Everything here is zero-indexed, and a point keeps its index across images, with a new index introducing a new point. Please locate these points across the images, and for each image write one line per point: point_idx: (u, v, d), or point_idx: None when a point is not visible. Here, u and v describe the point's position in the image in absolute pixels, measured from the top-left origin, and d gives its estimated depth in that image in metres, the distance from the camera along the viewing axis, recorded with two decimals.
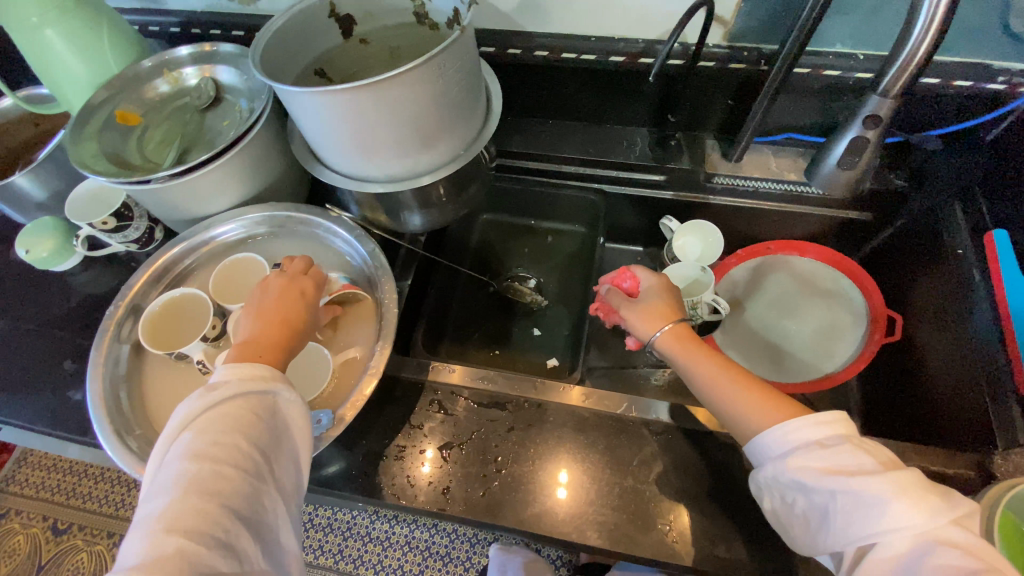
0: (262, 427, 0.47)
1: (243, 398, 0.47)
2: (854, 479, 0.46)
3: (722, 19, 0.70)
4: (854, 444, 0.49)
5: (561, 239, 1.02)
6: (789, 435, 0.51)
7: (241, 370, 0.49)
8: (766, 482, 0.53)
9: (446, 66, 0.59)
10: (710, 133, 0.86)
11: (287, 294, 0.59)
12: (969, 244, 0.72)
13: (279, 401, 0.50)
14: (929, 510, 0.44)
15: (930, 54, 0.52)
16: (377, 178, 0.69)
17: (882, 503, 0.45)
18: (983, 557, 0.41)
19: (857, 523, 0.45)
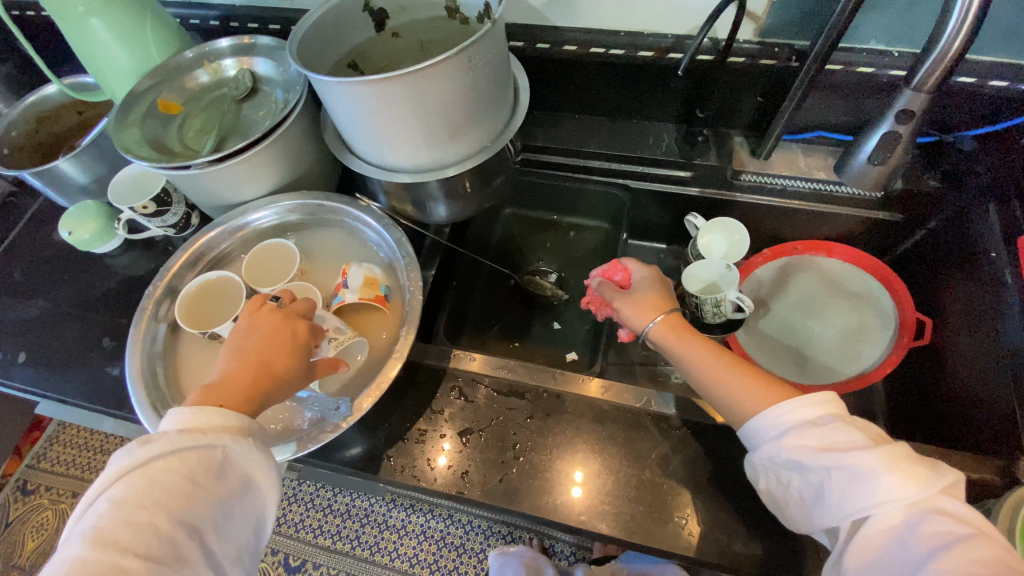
0: (197, 489, 0.46)
1: (164, 462, 0.46)
2: (848, 454, 0.47)
3: (753, 15, 0.70)
4: (845, 421, 0.50)
5: (583, 235, 1.02)
6: (783, 417, 0.52)
7: (188, 422, 0.49)
8: (762, 464, 0.53)
9: (476, 56, 0.59)
10: (737, 130, 0.86)
11: (279, 324, 0.59)
12: (1002, 248, 0.70)
13: (224, 458, 0.49)
14: (922, 482, 0.45)
15: (966, 47, 0.51)
16: (405, 168, 0.71)
17: (876, 475, 0.46)
18: (970, 521, 0.43)
19: (854, 496, 0.46)
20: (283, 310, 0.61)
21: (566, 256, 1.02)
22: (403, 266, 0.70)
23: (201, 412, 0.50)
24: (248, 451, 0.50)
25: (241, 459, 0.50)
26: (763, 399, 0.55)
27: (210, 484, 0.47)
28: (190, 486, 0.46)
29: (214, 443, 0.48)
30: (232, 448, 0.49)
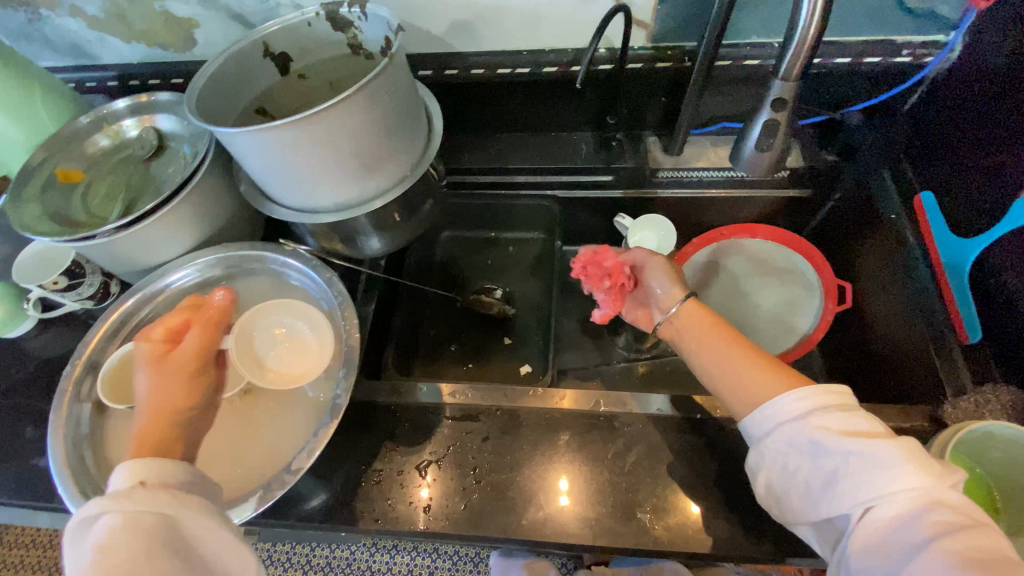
0: (158, 562, 0.41)
1: (118, 543, 0.40)
2: (869, 444, 0.46)
3: (641, 22, 0.73)
4: (853, 409, 0.49)
5: (521, 247, 1.03)
6: (782, 408, 0.51)
7: (139, 478, 0.44)
8: (768, 450, 0.51)
9: (388, 85, 0.61)
10: (650, 130, 0.89)
11: (172, 372, 0.51)
12: (900, 208, 0.79)
13: (182, 522, 0.44)
14: (933, 475, 0.44)
15: (823, 25, 0.51)
16: (328, 209, 0.70)
17: (889, 465, 0.45)
18: (974, 514, 0.43)
19: (865, 486, 0.45)
20: (149, 340, 0.53)
21: (507, 270, 1.02)
22: (336, 308, 0.69)
23: (136, 471, 0.45)
24: (199, 512, 0.45)
25: (197, 518, 0.44)
26: (767, 390, 0.53)
27: (170, 551, 0.42)
28: (150, 561, 0.40)
29: (155, 510, 0.43)
30: (181, 508, 0.44)
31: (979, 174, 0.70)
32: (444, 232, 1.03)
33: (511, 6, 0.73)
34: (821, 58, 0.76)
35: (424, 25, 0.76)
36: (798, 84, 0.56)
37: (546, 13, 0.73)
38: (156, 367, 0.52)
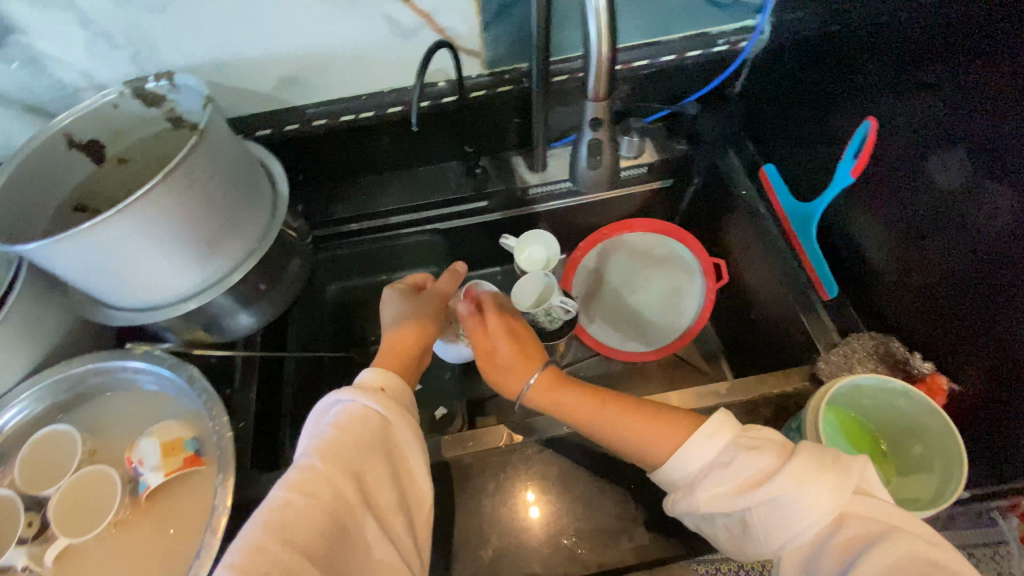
0: (362, 448, 0.51)
1: (358, 424, 0.52)
2: (767, 484, 0.48)
3: (473, 51, 0.74)
4: (743, 447, 0.51)
5: (416, 288, 0.96)
6: (688, 463, 0.53)
7: (385, 383, 0.57)
8: (682, 510, 0.53)
9: (212, 157, 0.58)
10: (514, 149, 0.90)
11: (432, 304, 0.70)
12: (749, 184, 0.84)
13: (397, 433, 0.54)
14: (830, 495, 0.47)
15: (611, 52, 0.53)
16: (172, 301, 0.64)
17: (787, 502, 0.47)
18: (875, 518, 0.46)
19: (777, 523, 0.48)
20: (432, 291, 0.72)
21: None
22: (203, 409, 0.61)
23: (377, 377, 0.57)
24: (409, 429, 0.54)
25: (403, 433, 0.54)
26: (665, 441, 0.55)
27: (375, 441, 0.52)
28: (361, 444, 0.51)
29: (383, 409, 0.54)
30: (397, 420, 0.54)
31: (807, 143, 0.77)
32: (331, 285, 0.94)
33: (337, 54, 0.71)
34: (648, 59, 0.80)
35: (250, 85, 0.72)
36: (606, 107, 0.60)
37: (374, 56, 0.72)
38: (416, 298, 0.70)
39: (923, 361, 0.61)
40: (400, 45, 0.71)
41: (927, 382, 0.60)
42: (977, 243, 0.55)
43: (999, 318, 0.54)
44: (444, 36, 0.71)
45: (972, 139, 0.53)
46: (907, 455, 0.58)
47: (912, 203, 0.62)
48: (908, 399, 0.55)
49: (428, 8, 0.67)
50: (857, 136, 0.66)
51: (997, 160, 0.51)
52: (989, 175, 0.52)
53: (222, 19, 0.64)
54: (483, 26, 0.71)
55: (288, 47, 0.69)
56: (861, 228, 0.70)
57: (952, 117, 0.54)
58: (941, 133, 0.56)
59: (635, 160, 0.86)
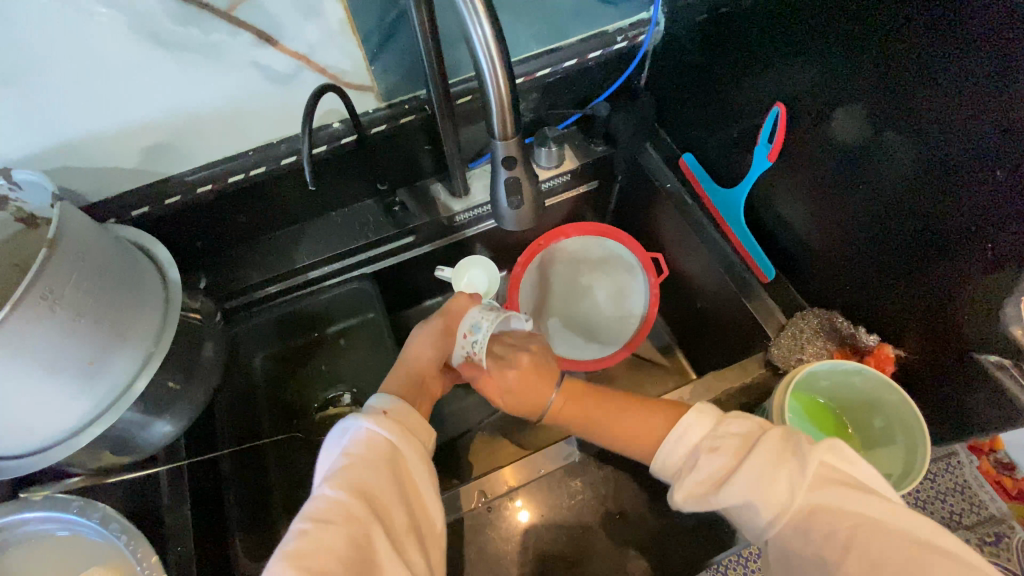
0: (378, 474, 0.46)
1: (371, 450, 0.48)
2: (729, 483, 0.47)
3: (365, 86, 0.68)
4: (709, 447, 0.50)
5: (357, 339, 0.85)
6: (670, 454, 0.52)
7: (393, 409, 0.52)
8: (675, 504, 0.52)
9: (76, 259, 0.49)
10: (430, 176, 0.84)
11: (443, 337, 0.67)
12: (672, 175, 0.84)
13: (409, 457, 0.49)
14: (788, 490, 0.44)
15: (511, 82, 0.48)
16: (59, 439, 0.54)
17: (754, 502, 0.46)
18: (851, 510, 0.42)
19: (755, 519, 0.46)
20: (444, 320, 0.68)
21: (353, 366, 0.84)
22: (123, 548, 0.53)
23: (386, 403, 0.53)
24: (418, 452, 0.50)
25: (411, 457, 0.49)
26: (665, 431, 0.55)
27: (387, 465, 0.48)
28: (372, 471, 0.46)
29: (391, 434, 0.49)
30: (408, 445, 0.50)
31: (721, 128, 0.76)
32: (259, 354, 0.81)
33: (207, 113, 0.63)
34: (551, 66, 0.77)
35: (111, 162, 0.63)
36: (517, 145, 0.53)
37: (252, 108, 0.65)
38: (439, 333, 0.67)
39: (869, 335, 0.64)
40: (280, 92, 0.64)
41: (876, 353, 0.63)
42: (894, 200, 0.56)
43: (926, 271, 0.56)
44: (327, 76, 0.65)
45: (870, 102, 0.54)
46: (868, 428, 0.59)
47: (826, 173, 0.63)
48: (862, 374, 0.57)
49: (302, 49, 0.61)
50: (769, 122, 0.66)
51: (896, 119, 0.52)
52: (893, 134, 0.53)
53: (58, 96, 0.54)
54: (368, 59, 0.65)
55: (148, 114, 0.60)
56: (785, 205, 0.70)
57: (848, 84, 0.56)
58: (842, 101, 0.57)
59: (557, 169, 0.84)
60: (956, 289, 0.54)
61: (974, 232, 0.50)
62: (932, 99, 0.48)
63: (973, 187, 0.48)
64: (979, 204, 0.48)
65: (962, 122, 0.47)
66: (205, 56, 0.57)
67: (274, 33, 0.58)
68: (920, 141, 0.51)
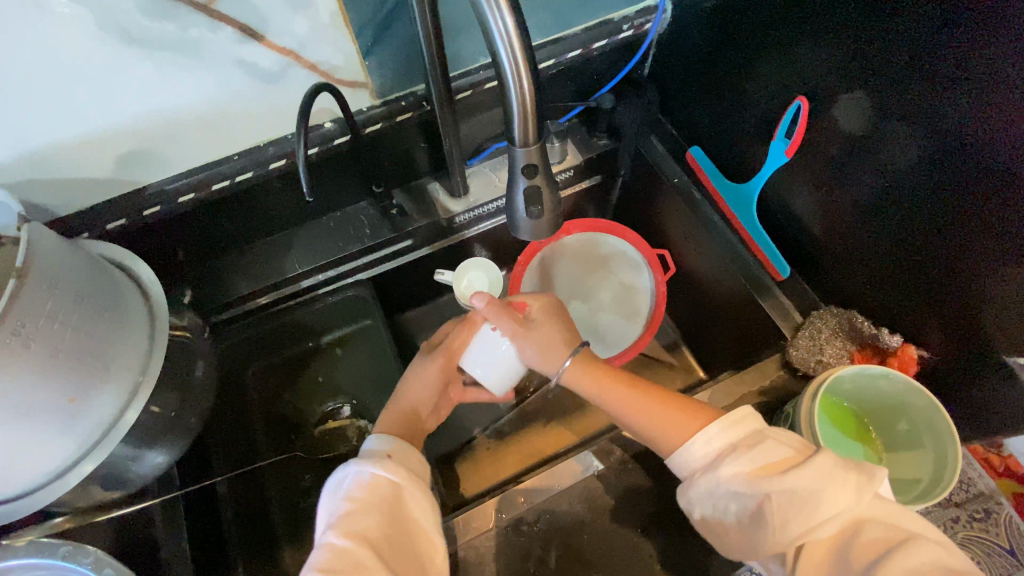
0: (383, 519, 0.46)
1: (371, 494, 0.47)
2: (790, 473, 0.44)
3: (359, 83, 0.64)
4: (774, 437, 0.48)
5: (355, 347, 0.78)
6: (701, 447, 0.49)
7: (389, 449, 0.52)
8: (700, 490, 0.48)
9: (48, 288, 0.45)
10: (427, 175, 0.80)
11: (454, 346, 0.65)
12: (679, 169, 0.81)
13: (410, 497, 0.49)
14: (854, 492, 0.43)
15: (535, 84, 0.45)
16: (45, 481, 0.49)
17: (811, 499, 0.43)
18: (895, 525, 0.42)
19: (801, 516, 0.43)
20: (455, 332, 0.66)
21: (352, 376, 0.77)
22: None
23: (382, 444, 0.53)
24: (417, 489, 0.50)
25: (410, 492, 0.49)
26: (679, 431, 0.52)
27: (389, 508, 0.47)
28: (376, 514, 0.46)
29: (393, 475, 0.49)
30: (406, 481, 0.49)
31: (729, 121, 0.73)
32: (251, 365, 0.75)
33: (189, 115, 0.57)
34: (554, 58, 0.73)
35: (82, 172, 0.57)
36: (539, 152, 0.50)
37: (237, 109, 0.60)
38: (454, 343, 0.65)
39: (891, 336, 0.63)
40: (267, 91, 0.59)
41: (898, 354, 0.62)
42: (911, 200, 0.55)
43: (944, 270, 0.55)
44: (318, 73, 0.60)
45: (893, 96, 0.52)
46: (892, 431, 0.61)
47: (845, 169, 0.61)
48: (888, 378, 0.58)
49: (291, 44, 0.55)
50: (789, 115, 0.63)
51: (920, 116, 0.51)
52: (916, 132, 0.52)
53: (21, 103, 0.49)
54: (362, 54, 0.61)
55: (121, 119, 0.55)
56: (800, 201, 0.68)
57: (869, 78, 0.54)
58: (867, 96, 0.55)
59: (560, 165, 0.80)
60: (977, 290, 0.53)
61: (996, 234, 0.49)
62: (961, 97, 0.47)
63: (1001, 188, 0.47)
64: (1003, 206, 0.48)
65: (992, 121, 0.46)
66: (183, 54, 0.52)
67: (259, 28, 0.53)
68: (944, 138, 0.50)
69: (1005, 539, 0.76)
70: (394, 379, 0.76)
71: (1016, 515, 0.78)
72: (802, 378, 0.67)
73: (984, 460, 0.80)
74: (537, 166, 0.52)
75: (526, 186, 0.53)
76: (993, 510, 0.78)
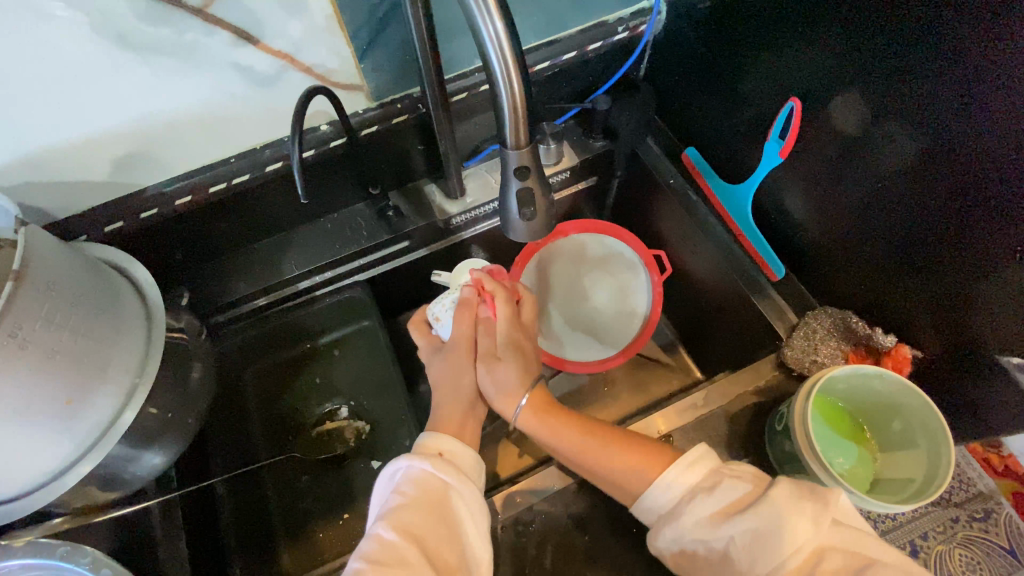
0: (429, 517, 0.47)
1: (423, 491, 0.48)
2: (745, 514, 0.45)
3: (355, 86, 0.64)
4: (728, 474, 0.49)
5: (351, 348, 0.78)
6: (663, 494, 0.50)
7: (444, 447, 0.53)
8: (667, 539, 0.49)
9: (44, 290, 0.45)
10: (424, 177, 0.80)
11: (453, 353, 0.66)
12: (676, 170, 0.81)
13: (460, 499, 0.49)
14: (811, 523, 0.44)
15: (525, 87, 0.45)
16: (44, 481, 0.50)
17: (770, 535, 0.44)
18: (858, 551, 0.43)
19: (765, 554, 0.44)
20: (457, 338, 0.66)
21: (349, 377, 0.77)
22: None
23: (436, 444, 0.54)
24: (467, 492, 0.50)
25: (461, 494, 0.49)
26: (639, 478, 0.53)
27: (438, 505, 0.48)
28: (425, 509, 0.47)
29: (444, 474, 0.50)
30: (458, 483, 0.50)
31: (724, 122, 0.74)
32: (248, 368, 0.76)
33: (186, 119, 0.58)
34: (548, 60, 0.74)
35: (81, 175, 0.58)
36: (531, 154, 0.50)
37: (235, 113, 0.60)
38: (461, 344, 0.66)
39: (885, 336, 0.63)
40: (264, 94, 0.59)
41: (893, 354, 0.62)
42: (905, 200, 0.55)
43: (936, 270, 0.55)
44: (314, 76, 0.60)
45: (885, 97, 0.53)
46: (887, 432, 0.62)
47: (839, 170, 0.61)
48: (882, 378, 0.58)
49: (286, 47, 0.56)
50: (782, 116, 0.63)
51: (912, 117, 0.51)
52: (909, 133, 0.52)
53: (20, 107, 0.50)
54: (358, 57, 0.61)
55: (120, 122, 0.55)
56: (795, 201, 0.68)
57: (862, 79, 0.54)
58: (859, 97, 0.55)
59: (556, 166, 0.81)
60: (970, 289, 0.53)
61: (989, 233, 0.49)
62: (952, 97, 0.47)
63: (993, 187, 0.47)
64: (994, 205, 0.48)
65: (982, 121, 0.46)
66: (180, 58, 0.52)
67: (254, 32, 0.53)
68: (935, 139, 0.50)
69: (1006, 539, 0.76)
70: (391, 380, 0.77)
71: (1015, 515, 0.77)
72: (797, 378, 0.67)
73: (984, 459, 0.81)
74: (529, 168, 0.52)
75: (519, 188, 0.53)
76: (993, 510, 0.77)
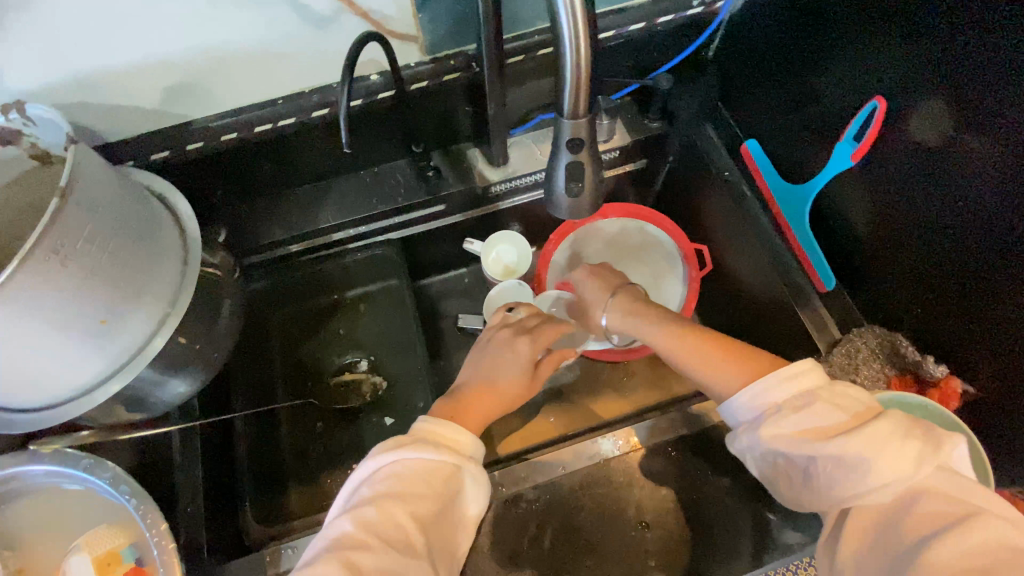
0: (436, 499, 0.47)
1: (426, 465, 0.48)
2: (841, 440, 0.43)
3: (410, 36, 0.62)
4: (827, 398, 0.45)
5: (377, 304, 0.78)
6: (758, 397, 0.48)
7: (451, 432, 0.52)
8: (746, 447, 0.49)
9: (87, 209, 0.46)
10: (468, 140, 0.78)
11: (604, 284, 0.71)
12: (732, 163, 0.77)
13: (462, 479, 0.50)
14: (912, 462, 0.41)
15: (590, 55, 0.42)
16: (72, 397, 0.51)
17: (864, 466, 0.42)
18: (960, 497, 0.40)
19: (852, 482, 0.42)
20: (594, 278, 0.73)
21: (373, 332, 0.78)
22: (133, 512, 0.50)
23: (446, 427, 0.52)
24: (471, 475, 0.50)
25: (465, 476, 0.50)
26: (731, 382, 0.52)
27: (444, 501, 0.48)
28: (427, 483, 0.47)
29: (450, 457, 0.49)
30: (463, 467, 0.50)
31: (792, 115, 0.69)
32: (275, 312, 0.77)
33: (238, 53, 0.57)
34: (615, 29, 0.70)
35: (131, 100, 0.58)
36: (586, 126, 0.48)
37: (287, 52, 0.59)
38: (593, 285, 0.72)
39: (936, 365, 0.59)
40: (316, 36, 0.58)
41: (941, 386, 0.59)
42: (979, 223, 0.51)
43: (1001, 300, 0.51)
44: (370, 21, 0.58)
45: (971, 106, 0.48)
46: None
47: (910, 181, 0.56)
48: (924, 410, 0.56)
49: None
50: (861, 116, 0.58)
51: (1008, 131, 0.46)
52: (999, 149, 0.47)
53: (75, 23, 0.49)
54: (417, 7, 0.59)
55: (174, 50, 0.55)
56: (856, 209, 0.64)
57: (951, 85, 0.49)
58: (941, 105, 0.51)
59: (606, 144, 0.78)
60: None
61: None
62: None
63: None
64: None
65: None
66: None
67: None
68: None
69: None
70: (411, 341, 0.77)
71: None
72: None
73: None
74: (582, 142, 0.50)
75: (568, 163, 0.50)
76: None
